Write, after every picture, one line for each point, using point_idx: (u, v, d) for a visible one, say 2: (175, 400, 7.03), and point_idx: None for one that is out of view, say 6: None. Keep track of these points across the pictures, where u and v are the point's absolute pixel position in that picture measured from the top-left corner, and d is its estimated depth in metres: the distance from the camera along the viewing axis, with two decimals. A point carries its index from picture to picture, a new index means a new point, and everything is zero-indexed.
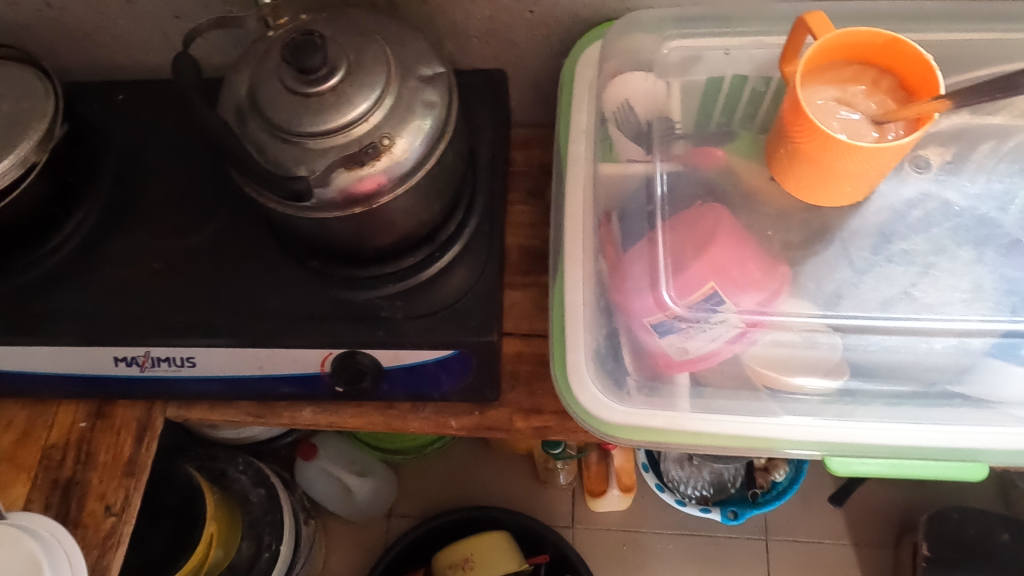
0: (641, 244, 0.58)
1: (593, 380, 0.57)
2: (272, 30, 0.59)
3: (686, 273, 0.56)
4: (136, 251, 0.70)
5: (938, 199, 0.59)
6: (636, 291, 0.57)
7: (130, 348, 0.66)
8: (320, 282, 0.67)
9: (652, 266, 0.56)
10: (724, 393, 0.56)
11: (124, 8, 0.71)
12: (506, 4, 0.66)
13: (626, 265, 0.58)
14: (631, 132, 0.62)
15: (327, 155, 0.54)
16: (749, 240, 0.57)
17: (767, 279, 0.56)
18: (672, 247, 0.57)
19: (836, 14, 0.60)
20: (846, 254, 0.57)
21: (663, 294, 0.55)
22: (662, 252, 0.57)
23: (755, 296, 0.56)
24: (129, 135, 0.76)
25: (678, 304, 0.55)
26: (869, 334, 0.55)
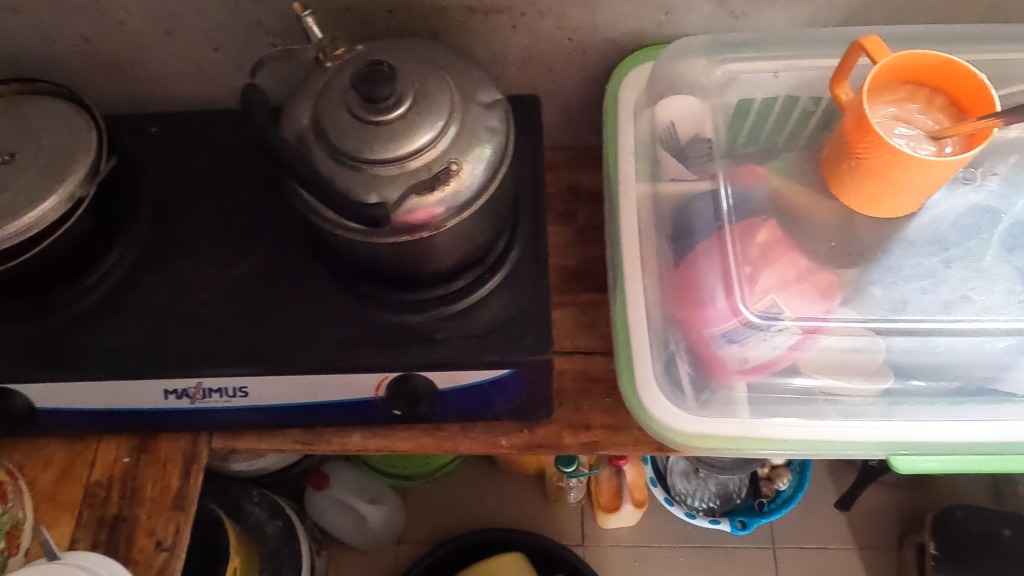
0: (710, 253, 0.60)
1: (662, 392, 0.60)
2: (330, 62, 0.60)
3: (751, 282, 0.59)
4: (180, 283, 0.70)
5: (970, 209, 0.62)
6: (705, 301, 0.59)
7: (182, 380, 0.66)
8: (371, 307, 0.68)
9: (722, 276, 0.59)
10: (787, 399, 0.59)
11: (161, 41, 0.71)
12: (548, 31, 0.68)
13: (688, 280, 0.61)
14: (677, 152, 0.66)
15: (398, 182, 0.55)
16: (798, 254, 0.60)
17: (819, 289, 0.59)
18: (741, 257, 0.60)
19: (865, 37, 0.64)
20: (909, 259, 0.60)
21: (733, 305, 0.58)
22: (733, 261, 0.59)
23: (810, 305, 0.59)
24: (166, 167, 0.75)
25: (748, 311, 0.57)
26: (936, 337, 0.57)
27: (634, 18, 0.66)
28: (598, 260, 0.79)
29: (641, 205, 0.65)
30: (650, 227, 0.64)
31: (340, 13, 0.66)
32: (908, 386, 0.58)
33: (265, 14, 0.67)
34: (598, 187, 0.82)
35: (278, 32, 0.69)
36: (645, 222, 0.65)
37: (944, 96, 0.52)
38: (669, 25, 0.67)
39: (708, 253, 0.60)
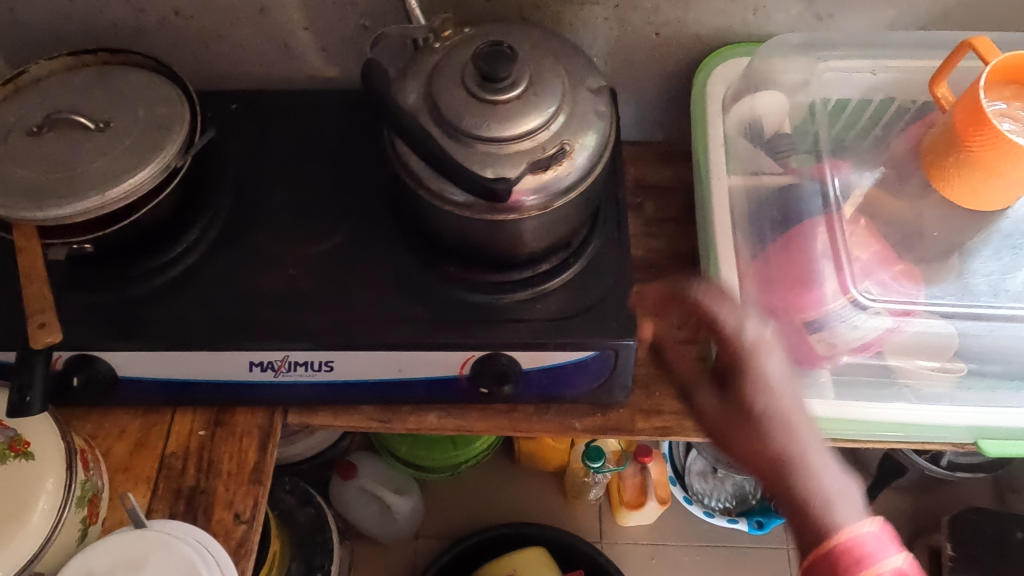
0: (817, 238, 0.63)
1: None
2: (439, 43, 0.62)
3: (853, 266, 0.61)
4: (267, 258, 0.70)
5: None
6: (806, 284, 0.61)
7: (269, 352, 0.66)
8: (457, 287, 0.69)
9: (825, 260, 0.62)
10: (872, 383, 0.62)
11: (252, 18, 0.72)
12: (637, 25, 0.70)
13: (789, 265, 0.62)
14: (766, 146, 0.70)
15: (514, 159, 0.57)
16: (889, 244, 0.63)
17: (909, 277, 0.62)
18: (847, 242, 0.62)
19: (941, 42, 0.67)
20: (1007, 248, 0.62)
21: (833, 290, 0.60)
22: (838, 245, 0.62)
23: (906, 289, 0.61)
24: (248, 145, 0.76)
25: (855, 290, 0.60)
26: None
27: (723, 15, 0.69)
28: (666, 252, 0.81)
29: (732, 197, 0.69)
30: (743, 219, 0.68)
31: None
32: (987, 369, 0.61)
33: None
34: (664, 182, 0.84)
35: (373, 14, 0.70)
36: (738, 214, 0.68)
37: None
38: (755, 24, 0.69)
39: (814, 239, 0.63)
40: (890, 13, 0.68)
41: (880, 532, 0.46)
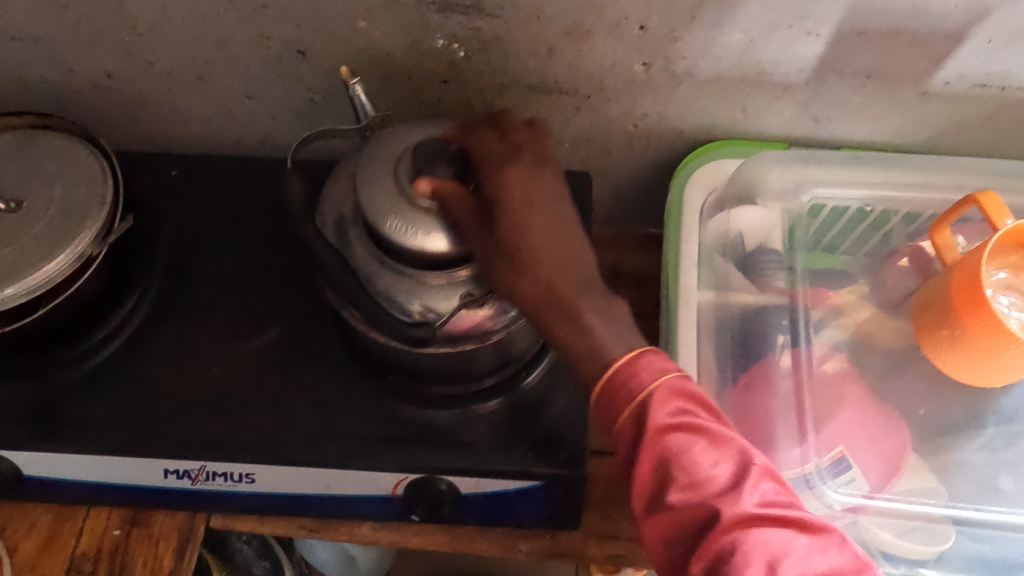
0: (783, 387, 0.55)
1: None
2: (378, 142, 0.55)
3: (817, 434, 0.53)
4: (191, 351, 0.65)
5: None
6: (768, 443, 0.53)
7: (185, 462, 0.60)
8: (395, 398, 0.63)
9: (790, 416, 0.54)
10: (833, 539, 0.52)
11: (189, 84, 0.65)
12: (613, 116, 0.62)
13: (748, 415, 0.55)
14: (740, 265, 0.61)
15: (446, 293, 0.50)
16: (867, 410, 0.55)
17: (884, 458, 0.53)
18: (815, 397, 0.55)
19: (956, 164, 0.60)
20: (1007, 446, 0.54)
21: (795, 454, 0.53)
22: (805, 403, 0.54)
23: (874, 471, 0.53)
24: (186, 216, 0.70)
25: (812, 462, 0.52)
26: None
27: (708, 113, 0.61)
28: None
29: (701, 317, 0.61)
30: (709, 341, 0.60)
31: (391, 78, 0.61)
32: (984, 554, 0.51)
33: (308, 71, 0.61)
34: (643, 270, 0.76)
35: (320, 88, 0.63)
36: (703, 335, 0.60)
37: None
38: (745, 123, 0.62)
39: (779, 386, 0.55)
40: (898, 120, 0.60)
41: (765, 480, 0.40)
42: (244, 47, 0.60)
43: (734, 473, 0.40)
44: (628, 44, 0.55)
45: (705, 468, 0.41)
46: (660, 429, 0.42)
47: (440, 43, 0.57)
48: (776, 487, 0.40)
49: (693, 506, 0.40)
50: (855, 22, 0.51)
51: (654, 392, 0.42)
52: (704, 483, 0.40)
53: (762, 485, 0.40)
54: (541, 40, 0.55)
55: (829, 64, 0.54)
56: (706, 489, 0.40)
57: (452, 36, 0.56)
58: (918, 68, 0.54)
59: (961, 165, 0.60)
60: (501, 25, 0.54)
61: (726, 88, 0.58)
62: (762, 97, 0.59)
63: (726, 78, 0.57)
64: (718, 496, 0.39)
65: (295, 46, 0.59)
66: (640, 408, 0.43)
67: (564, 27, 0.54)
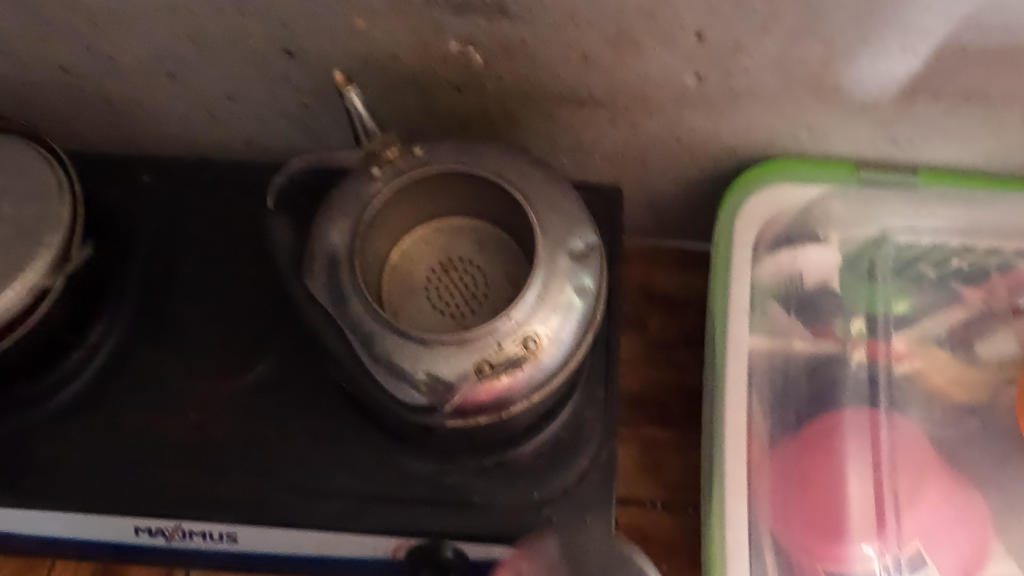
0: (856, 460, 0.49)
1: None
2: (378, 167, 0.46)
3: (894, 521, 0.48)
4: (166, 391, 0.56)
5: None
6: (836, 527, 0.48)
7: (159, 520, 0.53)
8: (397, 450, 0.55)
9: (867, 497, 0.48)
10: None
11: (160, 81, 0.56)
12: (654, 131, 0.53)
13: (817, 490, 0.49)
14: (800, 310, 0.53)
15: (458, 356, 0.42)
16: (956, 494, 0.48)
17: (970, 551, 0.47)
18: (894, 474, 0.49)
19: None
20: None
21: (864, 541, 0.48)
22: (883, 483, 0.49)
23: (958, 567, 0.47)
24: (159, 228, 0.61)
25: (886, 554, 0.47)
26: None
27: (767, 131, 0.52)
28: (669, 388, 0.65)
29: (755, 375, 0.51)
30: (763, 404, 0.51)
31: (393, 83, 0.51)
32: None
33: (298, 72, 0.52)
34: (677, 294, 0.68)
35: (311, 90, 0.54)
36: (757, 398, 0.51)
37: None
38: (809, 142, 0.52)
39: (851, 459, 0.49)
40: (991, 145, 0.51)
41: None
42: (220, 44, 0.51)
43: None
44: (680, 55, 0.45)
45: None
46: None
47: (454, 47, 0.47)
48: None
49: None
50: (964, 37, 0.41)
51: None
52: None
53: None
54: (576, 47, 0.46)
55: (922, 83, 0.45)
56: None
57: (469, 40, 0.47)
58: None
59: None
60: (528, 30, 0.45)
61: (793, 105, 0.49)
62: (834, 116, 0.49)
63: (795, 95, 0.48)
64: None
65: (281, 45, 0.50)
66: None
67: (604, 33, 0.45)
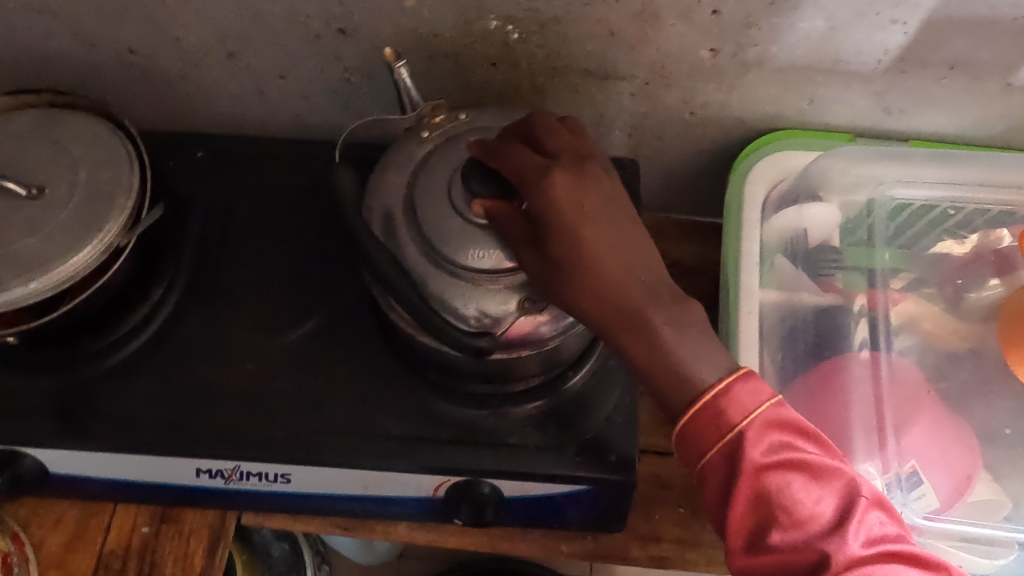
0: (851, 390, 0.53)
1: None
2: (427, 131, 0.52)
3: (896, 442, 0.51)
4: (222, 344, 0.61)
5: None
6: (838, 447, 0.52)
7: (218, 462, 0.58)
8: (440, 396, 0.60)
9: (869, 424, 0.52)
10: None
11: (218, 60, 0.61)
12: (670, 103, 0.59)
13: (827, 419, 0.53)
14: (805, 263, 0.59)
15: (504, 296, 0.48)
16: (951, 418, 0.53)
17: (966, 468, 0.51)
18: (890, 401, 0.53)
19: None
20: None
21: (867, 462, 0.51)
22: (885, 409, 0.52)
23: (955, 483, 0.50)
24: (213, 199, 0.66)
25: (886, 472, 0.50)
26: None
27: (774, 102, 0.57)
28: None
29: (762, 319, 0.58)
30: (771, 344, 0.57)
31: (436, 59, 0.57)
32: None
33: (348, 51, 0.58)
34: None
35: (360, 69, 0.59)
36: (767, 339, 0.58)
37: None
38: (811, 113, 0.58)
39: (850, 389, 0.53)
40: (975, 114, 0.56)
41: (875, 513, 0.37)
42: (280, 23, 0.56)
43: (841, 509, 0.37)
44: (697, 30, 0.51)
45: (807, 505, 0.37)
46: (754, 469, 0.38)
47: (493, 24, 0.53)
48: (888, 520, 0.37)
49: (795, 545, 0.37)
50: (949, 9, 0.47)
51: (750, 427, 0.39)
52: (807, 522, 0.37)
53: (871, 518, 0.37)
54: (604, 23, 0.52)
55: (912, 54, 0.51)
56: (810, 528, 0.36)
57: (507, 18, 0.52)
58: (1009, 59, 0.50)
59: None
60: (561, 7, 0.51)
61: (796, 77, 0.54)
62: (833, 87, 0.55)
63: (798, 66, 0.53)
64: (852, 469, 0.39)
65: (337, 24, 0.55)
66: (732, 443, 0.39)
67: (630, 9, 0.50)
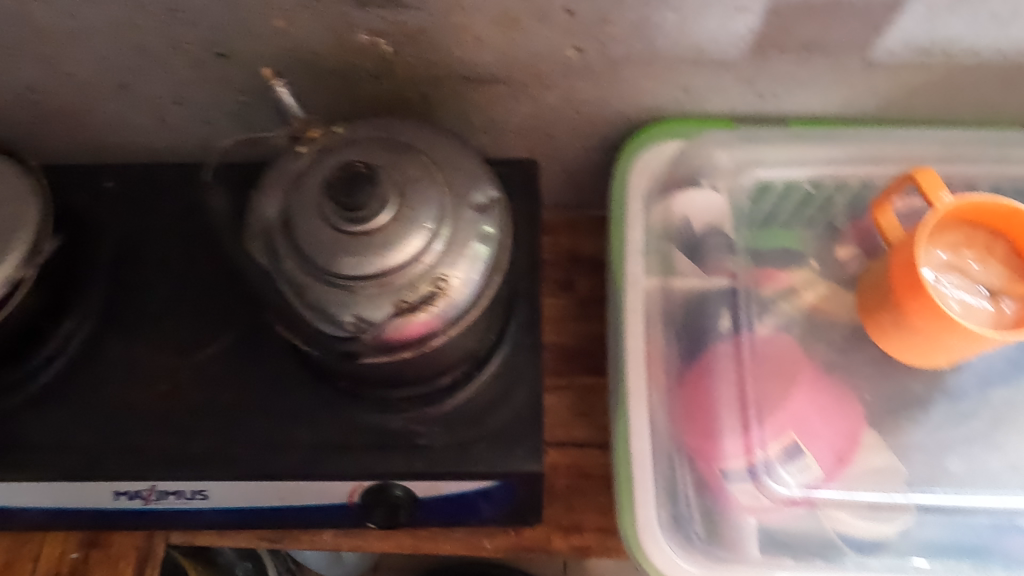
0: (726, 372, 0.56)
1: (666, 538, 0.55)
2: (304, 145, 0.53)
3: (776, 420, 0.54)
4: (135, 368, 0.63)
5: (998, 370, 0.57)
6: (719, 430, 0.55)
7: (134, 483, 0.59)
8: (350, 404, 0.61)
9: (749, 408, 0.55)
10: (790, 524, 0.54)
11: (113, 92, 0.62)
12: (553, 103, 0.60)
13: (712, 403, 0.56)
14: (689, 247, 0.61)
15: (379, 300, 0.49)
16: (829, 387, 0.56)
17: (845, 437, 0.55)
18: (769, 381, 0.56)
19: (887, 137, 0.60)
20: (932, 420, 0.56)
21: (747, 440, 0.54)
22: (764, 390, 0.55)
23: (835, 451, 0.54)
24: (123, 226, 0.68)
25: (767, 449, 0.54)
26: (948, 511, 0.53)
27: (651, 95, 0.59)
28: (598, 339, 0.72)
29: (648, 304, 0.60)
30: (658, 327, 0.59)
31: (319, 75, 0.58)
32: (926, 536, 0.53)
33: (234, 73, 0.59)
34: (601, 256, 0.75)
35: (249, 90, 0.61)
36: (656, 323, 0.60)
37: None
38: (689, 103, 0.60)
39: (724, 374, 0.56)
40: (844, 92, 0.58)
41: None
42: (162, 52, 0.57)
43: None
44: (558, 30, 0.52)
45: None
46: None
47: (364, 38, 0.54)
48: None
49: None
50: None
51: None
52: None
53: None
54: (468, 29, 0.53)
55: (768, 39, 0.52)
56: None
57: (375, 31, 0.53)
58: (861, 38, 0.52)
59: (896, 146, 0.60)
60: (424, 18, 0.52)
61: (664, 70, 0.56)
62: (703, 76, 0.56)
63: (664, 59, 0.55)
64: None
65: (217, 49, 0.56)
66: None
67: (490, 16, 0.51)
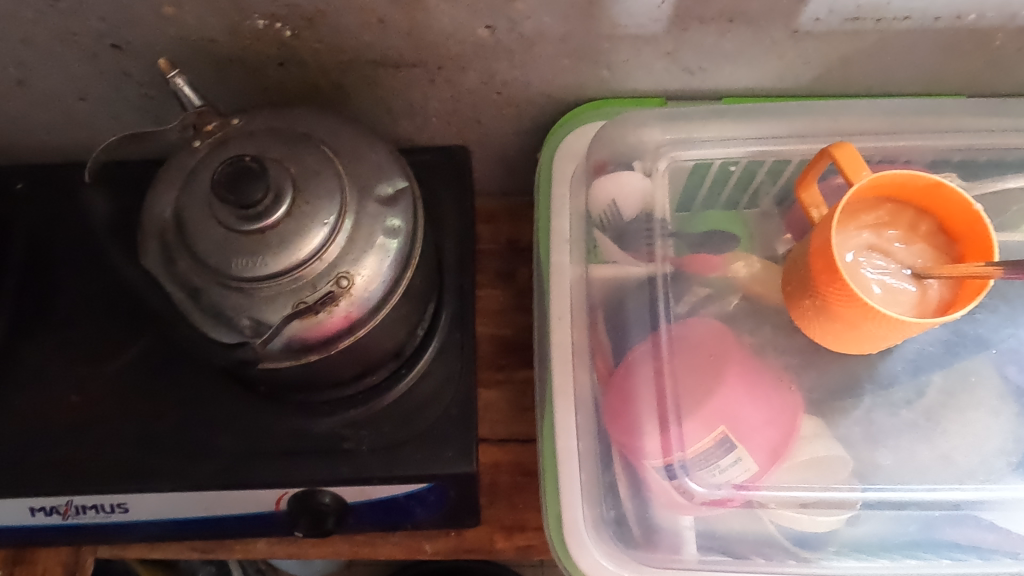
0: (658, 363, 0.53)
1: (595, 544, 0.54)
2: (199, 140, 0.50)
3: (707, 413, 0.51)
4: (47, 378, 0.60)
5: (928, 356, 0.55)
6: (647, 423, 0.52)
7: (48, 500, 0.56)
8: (272, 409, 0.58)
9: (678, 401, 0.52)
10: (732, 521, 0.51)
11: (12, 90, 0.59)
12: (471, 86, 0.57)
13: (639, 397, 0.53)
14: (621, 235, 0.58)
15: (277, 303, 0.46)
16: (761, 374, 0.53)
17: (780, 427, 0.51)
18: (700, 371, 0.53)
19: (827, 109, 0.57)
20: (869, 416, 0.54)
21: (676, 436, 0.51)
22: (693, 380, 0.52)
23: (772, 443, 0.51)
24: (34, 230, 0.65)
25: (695, 444, 0.51)
26: (890, 508, 0.51)
27: (572, 73, 0.56)
28: None
29: (575, 294, 0.58)
30: (587, 319, 0.57)
31: (221, 64, 0.55)
32: (866, 536, 0.51)
33: (133, 65, 0.56)
34: None
35: (153, 82, 0.58)
36: (585, 314, 0.58)
37: (953, 251, 0.49)
38: (614, 81, 0.57)
39: (650, 365, 0.53)
40: (774, 64, 0.55)
41: None
42: (53, 46, 0.54)
43: None
44: (463, 8, 0.49)
45: None
46: None
47: (261, 23, 0.51)
48: None
49: None
50: None
51: None
52: None
53: None
54: (368, 10, 0.50)
55: (685, 11, 0.49)
56: None
57: (271, 16, 0.50)
58: (784, 7, 0.49)
59: (834, 115, 0.57)
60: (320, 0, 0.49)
61: (582, 47, 0.53)
62: (625, 52, 0.54)
63: (580, 35, 0.52)
64: None
65: (109, 40, 0.53)
66: None
67: None
